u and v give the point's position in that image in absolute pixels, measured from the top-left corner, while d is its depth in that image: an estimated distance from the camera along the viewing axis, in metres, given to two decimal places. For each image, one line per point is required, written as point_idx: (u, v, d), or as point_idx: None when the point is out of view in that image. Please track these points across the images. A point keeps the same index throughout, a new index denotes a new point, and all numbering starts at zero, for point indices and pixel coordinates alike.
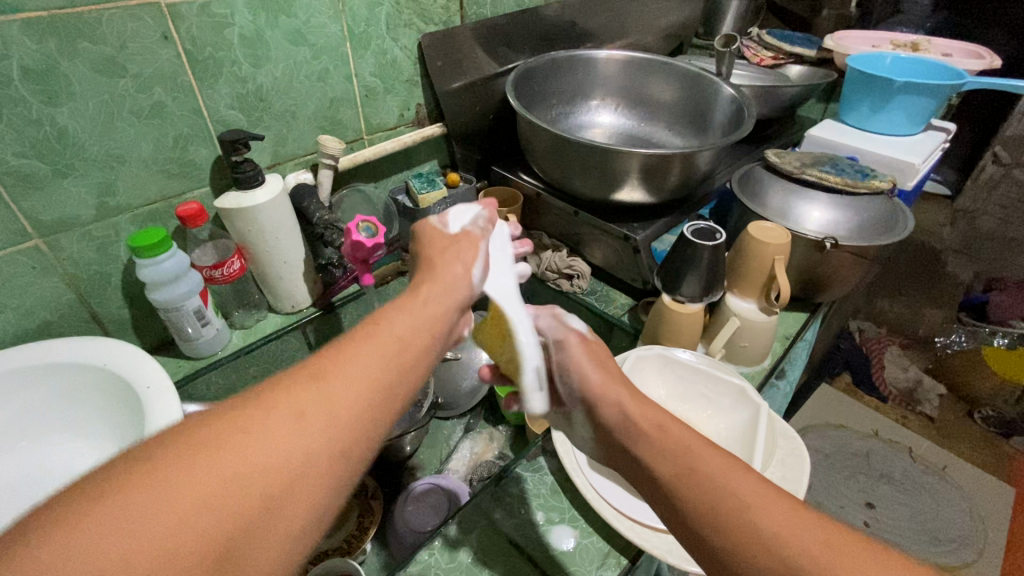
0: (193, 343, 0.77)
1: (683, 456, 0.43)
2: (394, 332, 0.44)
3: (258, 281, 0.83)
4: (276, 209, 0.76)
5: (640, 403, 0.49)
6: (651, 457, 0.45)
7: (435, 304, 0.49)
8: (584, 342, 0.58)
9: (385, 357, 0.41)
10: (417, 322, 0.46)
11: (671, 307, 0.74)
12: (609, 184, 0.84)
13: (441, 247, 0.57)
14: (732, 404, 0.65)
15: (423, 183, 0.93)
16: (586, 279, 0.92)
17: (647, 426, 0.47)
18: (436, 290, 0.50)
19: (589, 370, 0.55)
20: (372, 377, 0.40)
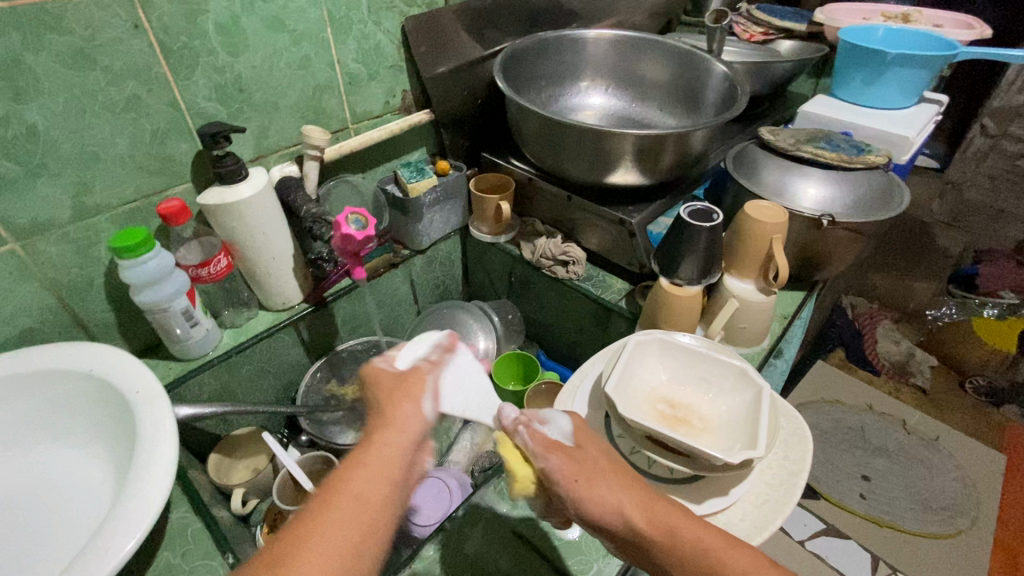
0: (182, 345, 0.75)
1: (714, 564, 0.45)
2: (348, 497, 0.42)
3: (247, 279, 0.81)
4: (261, 203, 0.73)
5: (646, 511, 0.47)
6: (671, 559, 0.46)
7: (389, 449, 0.46)
8: (572, 459, 0.50)
9: (343, 528, 0.40)
10: (371, 475, 0.43)
11: (669, 291, 0.73)
12: (603, 167, 0.82)
13: (387, 388, 0.51)
14: (733, 386, 0.64)
15: (412, 172, 0.90)
16: (581, 265, 0.90)
17: (662, 536, 0.46)
18: (384, 430, 0.47)
19: (583, 487, 0.48)
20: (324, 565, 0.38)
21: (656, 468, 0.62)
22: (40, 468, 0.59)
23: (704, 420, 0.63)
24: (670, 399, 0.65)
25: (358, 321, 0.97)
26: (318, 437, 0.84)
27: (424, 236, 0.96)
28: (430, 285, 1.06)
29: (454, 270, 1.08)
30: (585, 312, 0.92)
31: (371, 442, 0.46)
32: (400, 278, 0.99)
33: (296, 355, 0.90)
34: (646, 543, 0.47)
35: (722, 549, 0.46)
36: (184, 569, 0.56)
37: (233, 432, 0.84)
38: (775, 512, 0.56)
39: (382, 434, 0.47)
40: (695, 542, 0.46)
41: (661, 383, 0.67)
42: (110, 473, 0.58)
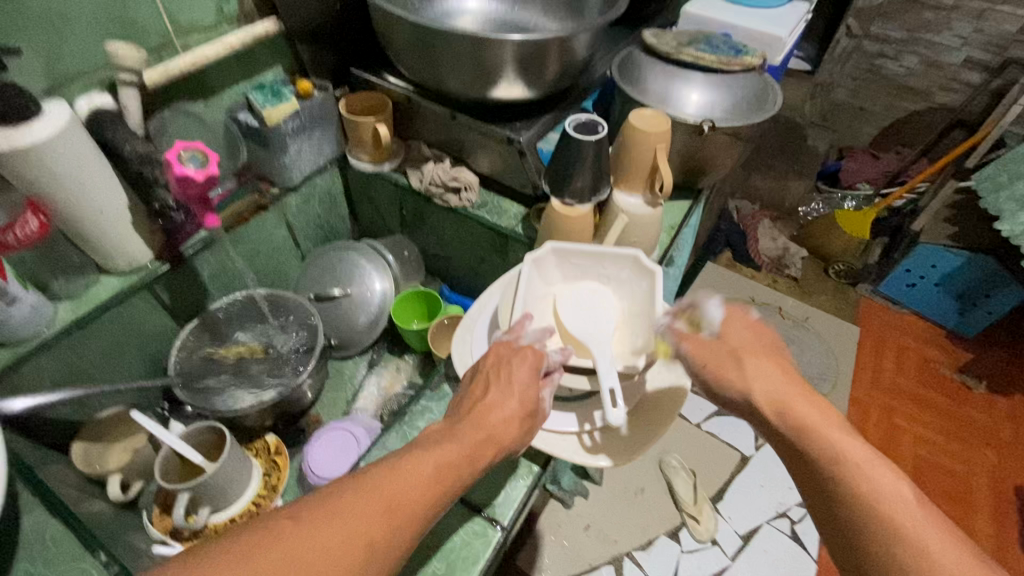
0: (1, 329, 0.62)
1: (852, 470, 0.45)
2: (456, 443, 0.47)
3: (75, 241, 0.67)
4: (69, 145, 0.59)
5: (774, 400, 0.51)
6: (804, 452, 0.48)
7: (497, 423, 0.50)
8: (695, 345, 0.56)
9: (421, 483, 0.43)
10: (477, 433, 0.49)
11: (559, 212, 0.71)
12: (485, 81, 0.76)
13: (518, 367, 0.54)
14: (631, 276, 0.66)
15: (267, 96, 0.78)
16: (474, 191, 0.85)
17: (787, 424, 0.50)
18: (495, 407, 0.51)
19: (709, 366, 0.55)
20: (421, 486, 0.43)
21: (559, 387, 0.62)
22: None
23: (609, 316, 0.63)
24: (573, 304, 0.64)
25: (233, 275, 0.86)
26: (201, 407, 0.76)
27: (294, 170, 0.85)
28: (312, 226, 0.96)
29: (338, 207, 0.98)
30: (482, 241, 0.88)
31: (482, 415, 0.50)
32: (274, 221, 0.88)
33: (161, 321, 0.79)
34: (767, 422, 0.52)
35: (866, 466, 0.45)
36: None
37: (99, 416, 0.73)
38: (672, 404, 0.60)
39: (493, 412, 0.51)
40: (825, 442, 0.47)
41: (562, 291, 0.67)
42: None
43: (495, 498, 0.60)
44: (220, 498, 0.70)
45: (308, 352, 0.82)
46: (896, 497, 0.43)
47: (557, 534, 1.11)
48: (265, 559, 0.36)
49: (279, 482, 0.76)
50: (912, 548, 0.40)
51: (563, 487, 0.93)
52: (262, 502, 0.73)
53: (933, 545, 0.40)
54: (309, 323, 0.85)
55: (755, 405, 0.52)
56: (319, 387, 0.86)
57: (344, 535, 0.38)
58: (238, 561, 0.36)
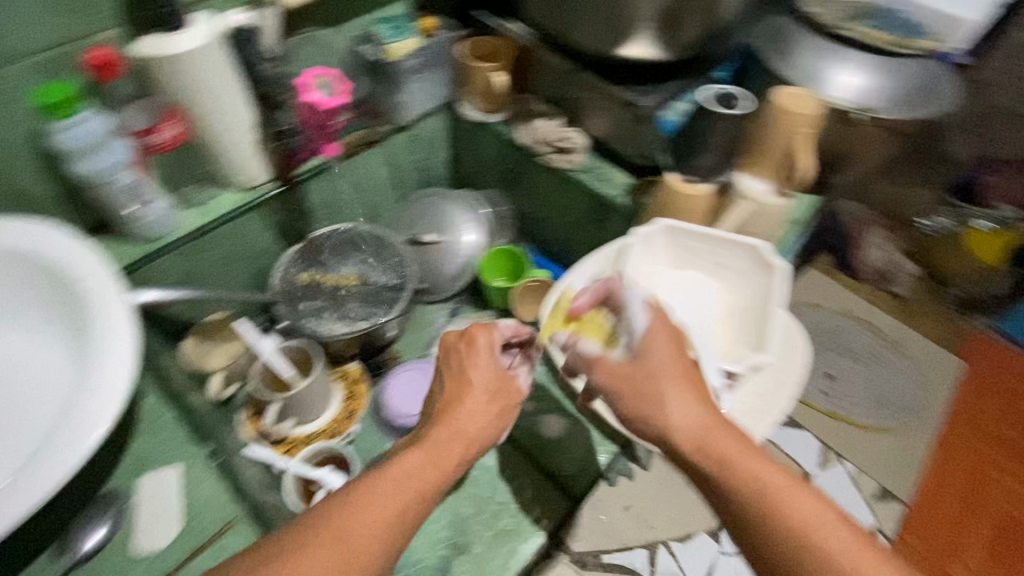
0: (136, 225, 0.68)
1: (788, 520, 0.43)
2: (450, 426, 0.53)
3: (204, 152, 0.71)
4: (209, 60, 0.62)
5: (699, 425, 0.47)
6: (729, 497, 0.45)
7: (481, 402, 0.56)
8: (613, 369, 0.51)
9: (421, 466, 0.50)
10: (467, 412, 0.54)
11: (676, 187, 0.66)
12: (615, 36, 0.70)
13: (485, 358, 0.57)
14: (744, 268, 0.61)
15: (390, 29, 0.79)
16: (581, 154, 0.81)
17: (716, 466, 0.46)
18: (472, 405, 0.55)
19: (628, 396, 0.49)
20: (422, 469, 0.50)
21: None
22: None
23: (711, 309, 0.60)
24: (673, 293, 0.61)
25: (336, 205, 0.89)
26: (299, 324, 0.80)
27: (405, 110, 0.84)
28: (413, 168, 0.96)
29: (439, 152, 0.97)
30: (581, 207, 0.84)
31: (449, 417, 0.54)
32: (379, 157, 0.88)
33: (267, 240, 0.82)
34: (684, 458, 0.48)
35: (785, 495, 0.44)
36: None
37: (206, 317, 0.78)
38: (776, 403, 0.56)
39: (458, 414, 0.54)
40: (744, 471, 0.45)
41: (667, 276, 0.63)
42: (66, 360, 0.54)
43: None
44: (305, 412, 0.76)
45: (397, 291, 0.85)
46: (835, 538, 0.42)
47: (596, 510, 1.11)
48: (309, 553, 0.43)
49: (358, 408, 0.80)
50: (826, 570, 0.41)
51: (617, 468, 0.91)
52: (338, 425, 0.78)
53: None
54: (400, 264, 0.87)
55: (682, 445, 0.47)
56: (399, 327, 0.89)
57: (342, 533, 0.44)
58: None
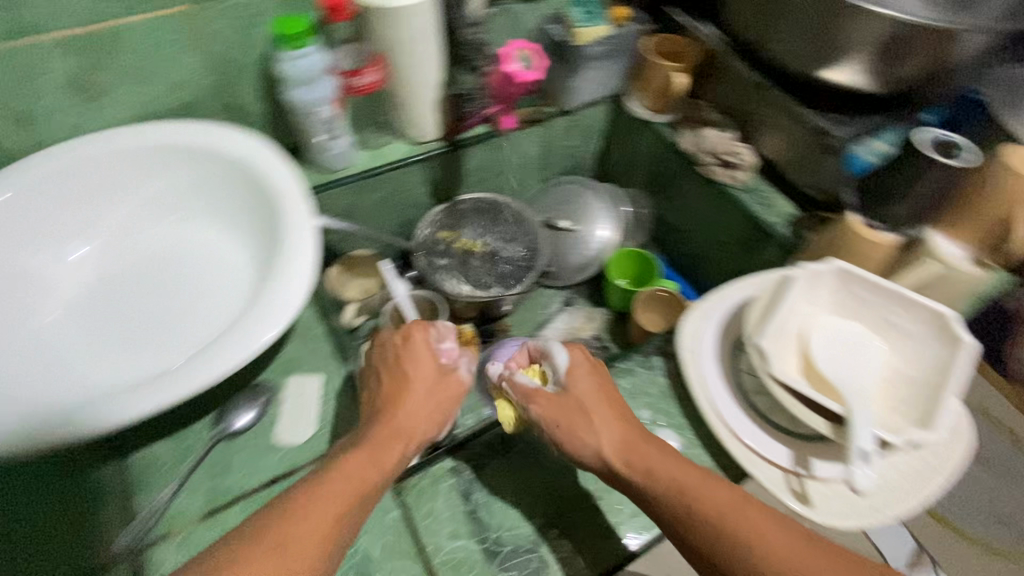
0: (321, 155, 0.74)
1: (708, 515, 0.46)
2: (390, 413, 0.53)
3: (390, 101, 0.76)
4: (421, 17, 0.66)
5: (620, 447, 0.52)
6: (654, 502, 0.49)
7: (419, 393, 0.55)
8: (550, 401, 0.55)
9: (365, 459, 0.49)
10: (413, 403, 0.55)
11: (857, 231, 0.61)
12: (822, 56, 0.65)
13: (422, 359, 0.57)
14: (923, 334, 0.55)
15: (584, 14, 0.79)
16: (747, 173, 0.77)
17: (644, 477, 0.50)
18: (406, 403, 0.54)
19: (566, 431, 0.53)
20: (363, 461, 0.49)
21: (800, 427, 0.55)
22: (193, 236, 0.65)
23: (873, 369, 0.54)
24: (831, 341, 0.56)
25: (485, 174, 0.92)
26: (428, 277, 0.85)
27: (576, 94, 0.85)
28: (563, 153, 0.96)
29: (592, 142, 0.97)
30: (732, 227, 0.80)
31: (392, 417, 0.53)
32: (536, 136, 0.90)
33: (419, 193, 0.87)
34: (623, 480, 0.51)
35: (706, 490, 0.48)
36: (307, 364, 0.62)
37: (353, 252, 0.86)
38: (922, 488, 0.51)
39: (400, 412, 0.54)
40: (673, 481, 0.49)
41: (824, 319, 0.58)
42: (251, 259, 0.62)
43: None
44: None
45: (526, 268, 0.87)
46: (765, 532, 0.45)
47: None
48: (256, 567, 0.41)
49: None
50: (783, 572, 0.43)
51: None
52: None
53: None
54: (533, 243, 0.89)
55: (611, 461, 0.52)
56: (515, 303, 0.91)
57: (302, 528, 0.44)
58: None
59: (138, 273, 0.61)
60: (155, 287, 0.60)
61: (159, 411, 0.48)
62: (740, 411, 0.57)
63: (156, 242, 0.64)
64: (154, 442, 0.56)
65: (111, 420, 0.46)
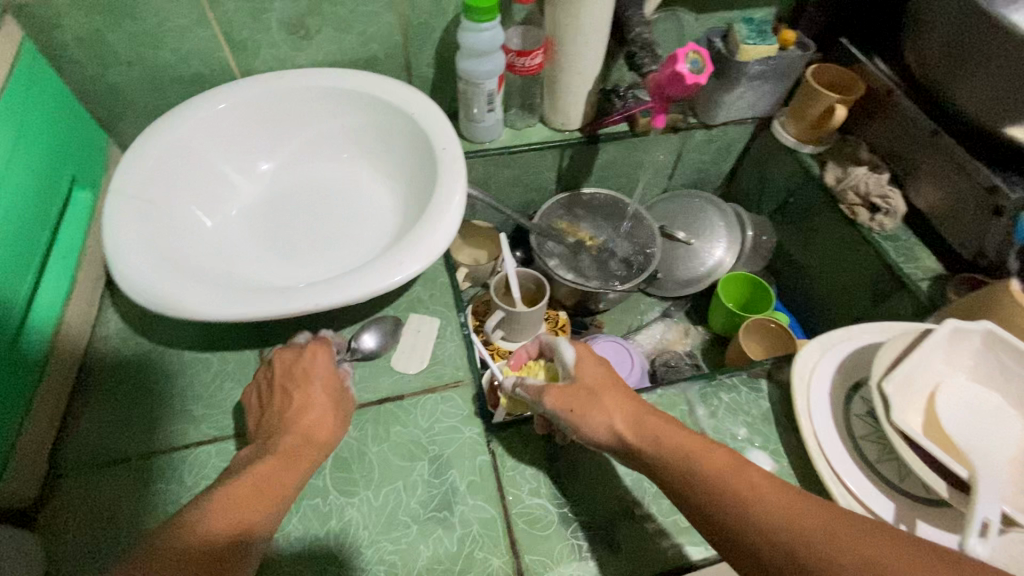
0: (473, 125, 0.80)
1: (716, 476, 0.42)
2: (294, 419, 0.49)
3: (545, 86, 0.80)
4: (599, 11, 0.69)
5: (632, 421, 0.47)
6: (661, 470, 0.45)
7: (320, 393, 0.51)
8: (556, 391, 0.49)
9: (269, 469, 0.45)
10: (318, 411, 0.50)
11: (1017, 300, 0.57)
12: (1012, 112, 0.60)
13: (320, 366, 0.53)
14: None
15: (753, 31, 0.77)
16: (894, 220, 0.73)
17: (649, 445, 0.45)
18: (302, 414, 0.49)
19: (575, 407, 0.48)
20: (271, 467, 0.45)
21: (910, 485, 0.52)
22: (355, 174, 0.72)
23: (1006, 444, 0.51)
24: (959, 405, 0.53)
25: (612, 173, 0.94)
26: (538, 257, 0.89)
27: (722, 111, 0.85)
28: (692, 167, 0.97)
29: (725, 162, 0.96)
30: (863, 273, 0.77)
31: (292, 427, 0.48)
32: (671, 145, 0.91)
33: (547, 178, 0.91)
34: (633, 450, 0.46)
35: (723, 468, 0.42)
36: (427, 307, 0.67)
37: (474, 220, 0.92)
38: None
39: (306, 422, 0.49)
40: (682, 449, 0.44)
41: (957, 381, 0.55)
42: (400, 203, 0.68)
43: None
44: (513, 331, 0.83)
45: (635, 271, 0.88)
46: (781, 498, 0.40)
47: None
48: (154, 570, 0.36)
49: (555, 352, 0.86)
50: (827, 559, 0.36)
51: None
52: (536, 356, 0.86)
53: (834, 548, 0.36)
54: (646, 248, 0.90)
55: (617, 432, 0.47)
56: (614, 302, 0.92)
57: (210, 534, 0.39)
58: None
59: (305, 196, 0.69)
60: (316, 210, 0.67)
61: (306, 313, 0.53)
62: (846, 455, 0.54)
63: (323, 172, 0.72)
64: None
65: (268, 310, 0.52)
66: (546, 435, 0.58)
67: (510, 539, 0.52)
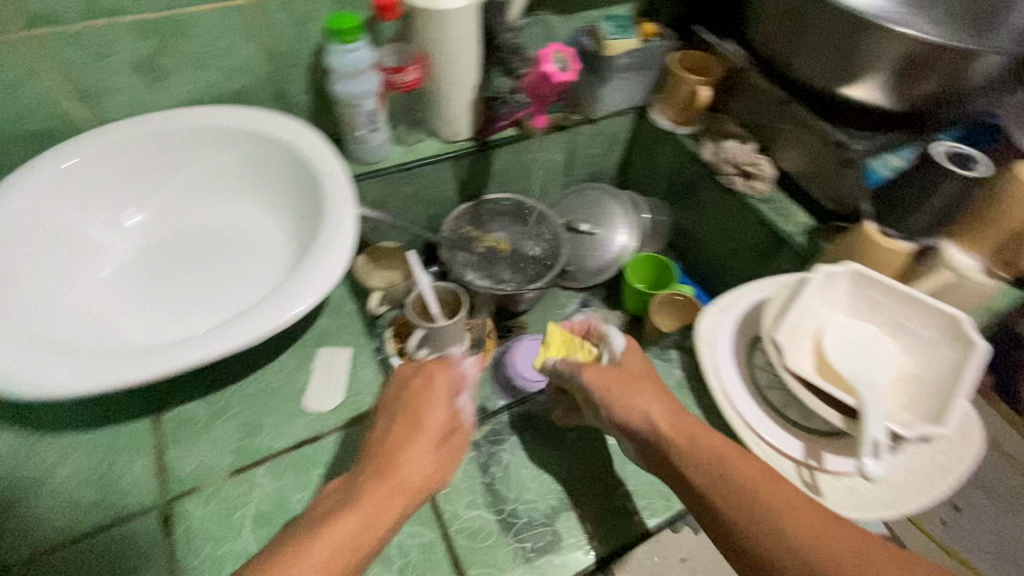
0: (360, 147, 0.78)
1: (744, 488, 0.44)
2: (375, 492, 0.43)
3: (427, 100, 0.80)
4: (466, 21, 0.70)
5: (667, 418, 0.50)
6: (688, 470, 0.47)
7: (409, 466, 0.45)
8: (605, 372, 0.54)
9: (334, 551, 0.39)
10: (393, 480, 0.44)
11: (874, 238, 0.64)
12: (844, 75, 0.68)
13: (411, 447, 0.46)
14: (936, 339, 0.56)
15: (616, 27, 0.82)
16: (766, 184, 0.80)
17: (683, 441, 0.48)
18: (410, 448, 0.46)
19: (612, 389, 0.52)
20: (335, 552, 0.39)
21: (813, 423, 0.56)
22: (239, 213, 0.68)
23: (885, 369, 0.56)
24: (843, 340, 0.58)
25: (511, 177, 0.96)
26: (450, 270, 0.88)
27: (601, 105, 0.89)
28: (586, 162, 1.00)
29: (615, 152, 1.01)
30: (748, 236, 0.83)
31: (357, 511, 0.42)
32: (562, 144, 0.94)
33: (448, 191, 0.91)
34: (666, 447, 0.49)
35: (758, 484, 0.44)
36: (336, 338, 0.65)
37: (379, 243, 0.89)
38: (932, 487, 0.52)
39: (378, 495, 0.43)
40: (716, 458, 0.46)
41: (838, 320, 0.60)
42: (291, 236, 0.65)
43: None
44: (437, 348, 0.81)
45: (547, 268, 0.90)
46: (794, 511, 0.42)
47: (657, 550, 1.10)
48: None
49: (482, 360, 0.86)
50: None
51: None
52: None
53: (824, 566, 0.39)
54: (554, 244, 0.92)
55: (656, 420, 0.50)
56: (534, 301, 0.94)
57: None
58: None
59: (185, 244, 0.65)
60: (201, 257, 0.63)
61: (198, 365, 0.49)
62: (755, 405, 0.58)
63: (204, 216, 0.68)
64: (190, 402, 0.58)
65: (152, 370, 0.48)
66: (474, 445, 0.58)
67: (452, 559, 0.50)
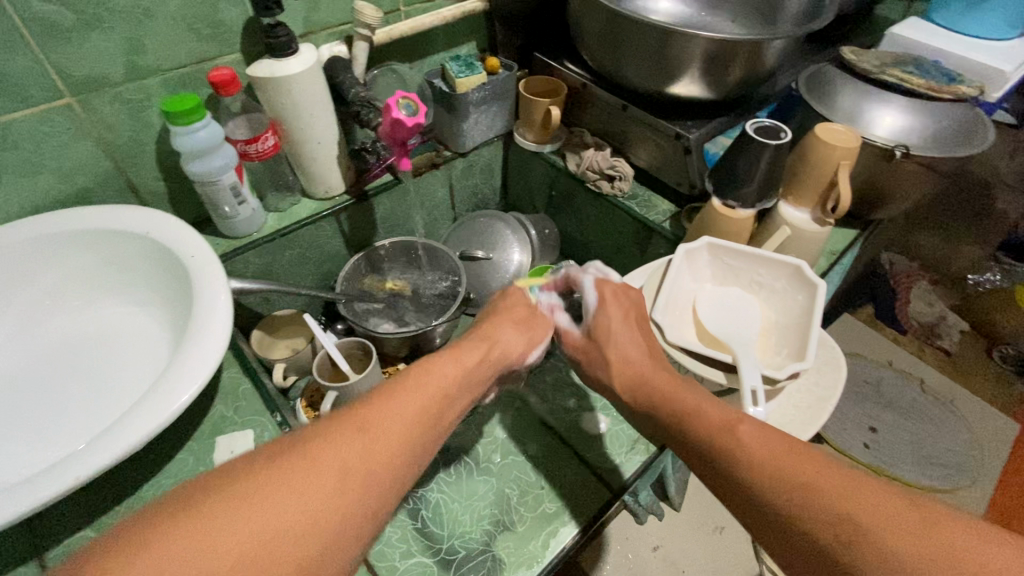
0: (230, 222, 0.76)
1: (728, 435, 0.44)
2: (426, 385, 0.47)
3: (292, 163, 0.80)
4: (311, 82, 0.71)
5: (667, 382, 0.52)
6: (693, 435, 0.47)
7: (448, 374, 0.50)
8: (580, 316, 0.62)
9: (392, 432, 0.42)
10: (437, 380, 0.49)
11: (720, 212, 0.72)
12: (665, 76, 0.77)
13: (465, 357, 0.53)
14: (785, 287, 0.64)
15: (461, 66, 0.85)
16: (628, 182, 0.86)
17: (667, 388, 0.52)
18: (450, 361, 0.52)
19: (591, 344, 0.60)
20: (396, 435, 0.42)
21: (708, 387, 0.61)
22: (105, 317, 0.64)
23: (753, 323, 0.62)
24: (715, 307, 0.64)
25: (397, 221, 0.97)
26: (354, 323, 0.87)
27: (467, 138, 0.93)
28: (468, 192, 1.04)
29: (493, 179, 1.06)
30: (625, 231, 0.89)
31: (422, 392, 0.46)
32: (440, 180, 0.98)
33: (336, 246, 0.91)
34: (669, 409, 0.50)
35: (755, 433, 0.43)
36: (237, 422, 0.62)
37: (274, 313, 0.87)
38: (816, 417, 0.58)
39: (433, 383, 0.48)
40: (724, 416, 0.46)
41: (709, 290, 0.66)
42: (168, 329, 0.62)
43: (609, 464, 0.61)
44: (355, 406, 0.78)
45: (451, 299, 0.92)
46: (775, 444, 0.42)
47: (624, 547, 1.12)
48: (233, 524, 0.33)
49: None
50: (836, 523, 0.37)
51: (644, 502, 0.89)
52: None
53: (805, 492, 0.39)
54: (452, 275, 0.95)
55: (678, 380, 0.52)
56: (446, 335, 0.95)
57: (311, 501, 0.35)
58: (204, 514, 0.33)
59: (41, 364, 0.59)
60: (66, 372, 0.58)
61: (72, 489, 0.45)
62: None
63: (63, 329, 0.62)
64: (80, 532, 0.52)
65: (17, 509, 0.43)
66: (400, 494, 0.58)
67: None
